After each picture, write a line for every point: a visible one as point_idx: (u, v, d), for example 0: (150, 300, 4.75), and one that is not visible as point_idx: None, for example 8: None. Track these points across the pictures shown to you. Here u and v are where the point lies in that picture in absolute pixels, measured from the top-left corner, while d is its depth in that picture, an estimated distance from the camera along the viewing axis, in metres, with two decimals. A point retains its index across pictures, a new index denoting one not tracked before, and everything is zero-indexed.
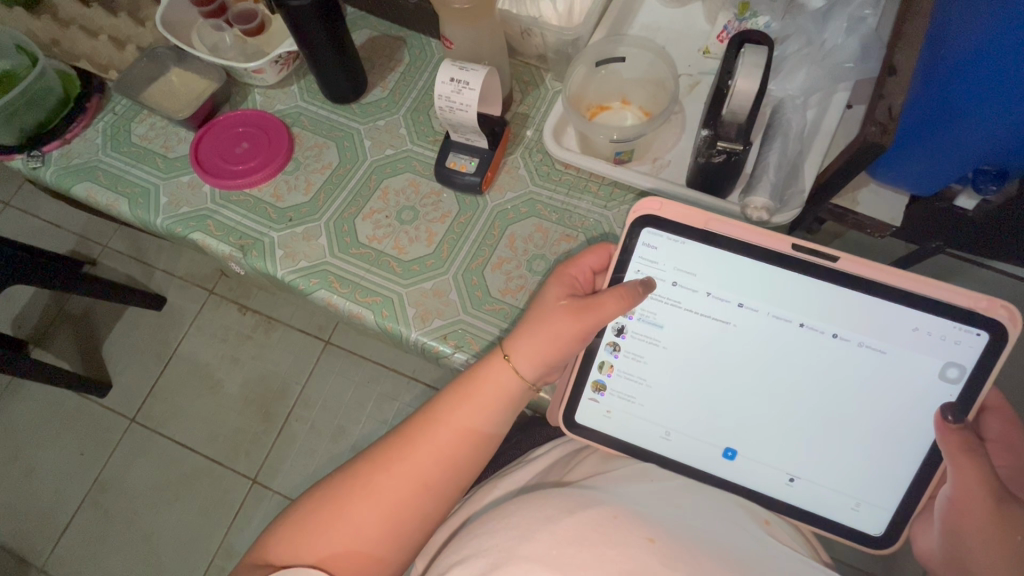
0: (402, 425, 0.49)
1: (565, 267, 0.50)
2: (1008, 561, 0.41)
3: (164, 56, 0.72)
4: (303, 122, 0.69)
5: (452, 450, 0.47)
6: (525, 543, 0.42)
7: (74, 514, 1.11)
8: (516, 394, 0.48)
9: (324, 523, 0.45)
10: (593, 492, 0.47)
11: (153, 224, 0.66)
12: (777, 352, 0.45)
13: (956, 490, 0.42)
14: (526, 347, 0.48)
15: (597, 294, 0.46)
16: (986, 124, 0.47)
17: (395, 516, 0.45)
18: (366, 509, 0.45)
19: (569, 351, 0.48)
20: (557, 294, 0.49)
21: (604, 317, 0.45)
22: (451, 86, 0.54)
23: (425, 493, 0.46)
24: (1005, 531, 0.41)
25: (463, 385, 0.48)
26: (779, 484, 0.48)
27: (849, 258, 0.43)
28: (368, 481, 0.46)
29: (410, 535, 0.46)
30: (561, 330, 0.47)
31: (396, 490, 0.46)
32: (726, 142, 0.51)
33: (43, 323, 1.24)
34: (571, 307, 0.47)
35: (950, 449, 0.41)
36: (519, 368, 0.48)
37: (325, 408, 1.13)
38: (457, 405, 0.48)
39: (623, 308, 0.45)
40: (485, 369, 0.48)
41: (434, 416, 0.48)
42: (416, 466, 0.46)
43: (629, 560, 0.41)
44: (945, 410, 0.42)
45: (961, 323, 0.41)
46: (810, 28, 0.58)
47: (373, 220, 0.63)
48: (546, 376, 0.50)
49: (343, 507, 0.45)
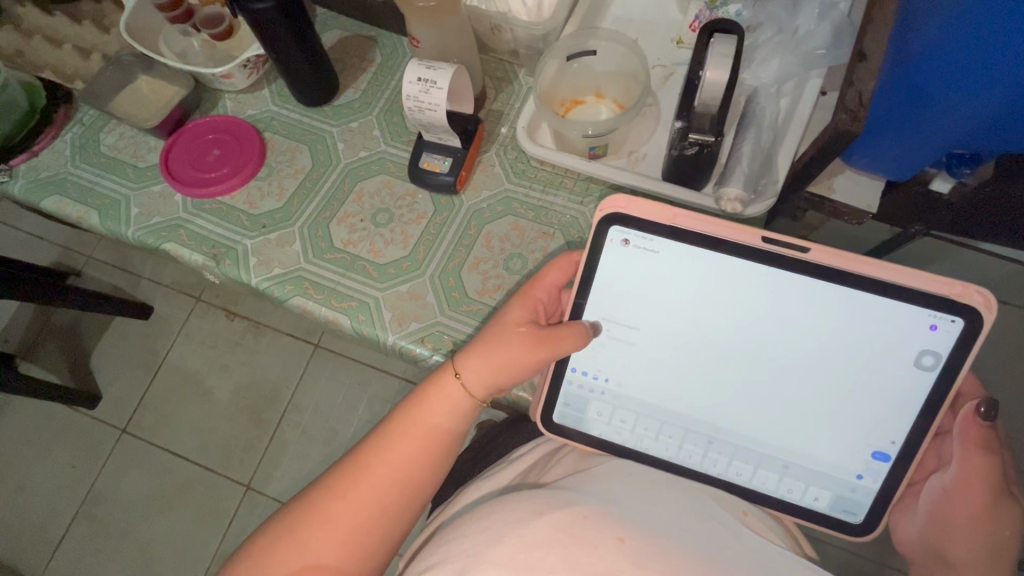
0: (359, 444, 0.48)
1: (529, 287, 0.50)
2: (990, 556, 0.43)
3: (130, 63, 0.71)
4: (275, 127, 0.68)
5: (409, 468, 0.47)
6: (494, 547, 0.40)
7: (67, 529, 1.10)
8: (464, 409, 0.49)
9: (280, 550, 0.44)
10: (565, 492, 0.45)
11: (125, 236, 0.65)
12: (752, 345, 0.45)
13: (953, 482, 0.45)
14: (476, 366, 0.47)
15: (556, 326, 0.46)
16: (965, 104, 0.46)
17: (353, 541, 0.45)
18: (322, 537, 0.44)
19: (521, 375, 0.48)
20: (519, 317, 0.48)
21: (559, 350, 0.45)
22: (418, 86, 0.53)
23: (384, 517, 0.46)
24: (993, 525, 0.43)
25: (417, 401, 0.49)
26: (757, 478, 0.48)
27: (820, 248, 0.42)
28: (324, 508, 0.45)
29: (369, 559, 0.45)
30: (516, 356, 0.47)
31: (352, 515, 0.45)
32: (698, 134, 0.50)
33: (27, 336, 1.22)
34: (528, 334, 0.46)
35: (965, 442, 0.44)
36: (468, 385, 0.48)
37: (316, 412, 1.13)
38: (411, 425, 0.48)
39: (580, 344, 0.46)
40: (436, 385, 0.49)
41: (386, 435, 0.48)
42: (373, 487, 0.46)
43: (600, 562, 0.39)
44: (980, 405, 0.44)
45: (935, 310, 0.41)
46: (781, 16, 0.57)
47: (348, 224, 0.62)
48: (498, 394, 0.50)
49: (297, 534, 0.44)
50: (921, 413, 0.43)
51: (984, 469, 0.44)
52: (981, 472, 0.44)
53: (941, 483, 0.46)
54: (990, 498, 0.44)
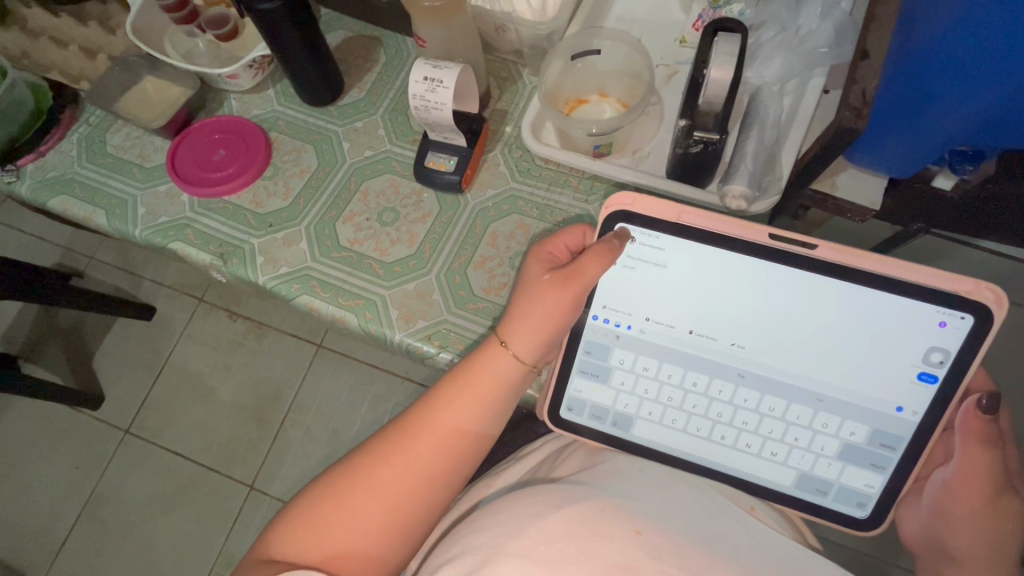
0: (403, 414, 0.49)
1: (544, 244, 0.50)
2: (988, 548, 0.44)
3: (137, 64, 0.71)
4: (280, 127, 0.69)
5: (448, 445, 0.47)
6: (514, 538, 0.41)
7: (71, 529, 1.10)
8: (515, 378, 0.48)
9: (328, 514, 0.45)
10: (580, 486, 0.46)
11: (132, 235, 0.65)
12: (761, 341, 0.45)
13: (954, 478, 0.45)
14: (522, 330, 0.47)
15: (578, 259, 0.45)
16: (966, 103, 0.46)
17: (400, 508, 0.46)
18: (368, 505, 0.45)
19: (561, 328, 0.47)
20: (540, 271, 0.48)
21: (589, 278, 0.45)
22: (425, 85, 0.53)
23: (428, 487, 0.46)
24: (994, 520, 0.44)
25: (465, 374, 0.48)
26: (765, 475, 0.48)
27: (828, 245, 0.43)
28: (368, 477, 0.46)
29: (411, 529, 0.46)
30: (554, 304, 0.46)
31: (399, 485, 0.45)
32: (703, 132, 0.50)
33: (30, 337, 1.22)
34: (554, 278, 0.46)
35: (966, 435, 0.44)
36: (517, 352, 0.47)
37: (320, 411, 1.13)
38: (460, 395, 0.47)
39: (607, 264, 0.44)
40: (484, 357, 0.48)
41: (425, 412, 0.47)
42: (418, 458, 0.46)
43: (618, 553, 0.40)
44: (981, 397, 0.43)
45: (944, 307, 0.41)
46: (784, 15, 0.58)
47: (354, 223, 0.63)
48: (546, 356, 0.49)
49: (345, 500, 0.45)
50: (929, 408, 0.43)
51: (986, 464, 0.44)
52: (983, 468, 0.44)
53: (943, 476, 0.46)
54: (990, 493, 0.44)
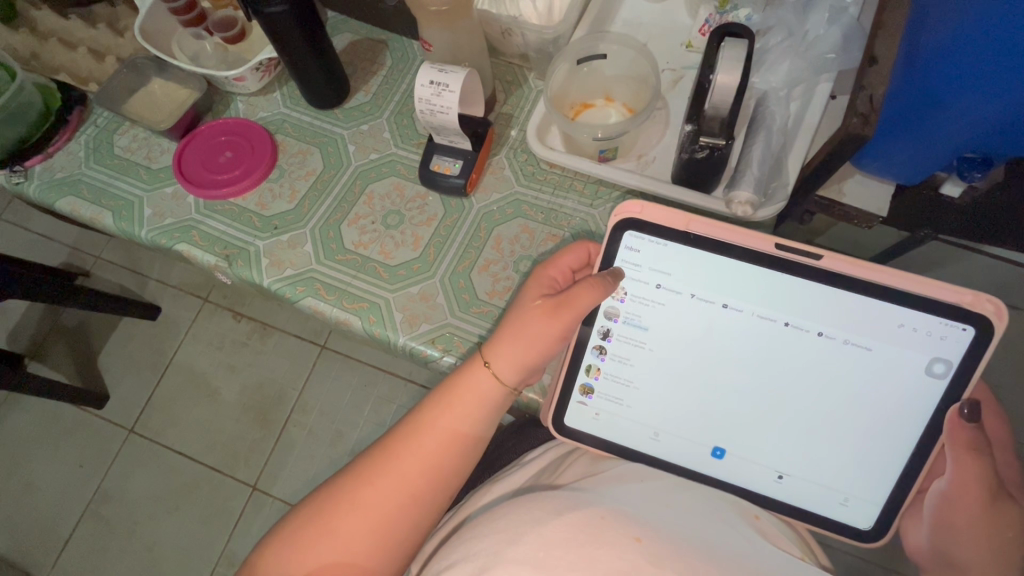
0: (389, 434, 0.49)
1: (544, 268, 0.50)
2: (993, 559, 0.43)
3: (144, 66, 0.72)
4: (286, 129, 0.69)
5: (437, 458, 0.47)
6: (513, 545, 0.41)
7: (74, 528, 1.11)
8: (498, 398, 0.48)
9: (312, 536, 0.45)
10: (581, 493, 0.45)
11: (138, 236, 0.66)
12: (763, 351, 0.45)
13: (950, 487, 0.44)
14: (504, 351, 0.47)
15: (571, 288, 0.45)
16: (975, 110, 0.46)
17: (383, 528, 0.45)
18: (351, 525, 0.45)
19: (547, 353, 0.47)
20: (537, 296, 0.48)
21: (580, 310, 0.45)
22: (431, 89, 0.54)
23: (412, 507, 0.46)
24: (995, 528, 0.43)
25: (448, 392, 0.48)
26: (767, 483, 0.48)
27: (833, 256, 0.42)
28: (352, 498, 0.46)
29: (397, 550, 0.46)
30: (540, 331, 0.46)
31: (382, 504, 0.46)
32: (709, 137, 0.50)
33: (36, 336, 1.23)
34: (548, 305, 0.46)
35: (957, 448, 0.42)
36: (499, 372, 0.47)
37: (323, 412, 1.13)
38: (442, 413, 0.48)
39: (598, 296, 0.45)
40: (467, 376, 0.48)
41: (417, 428, 0.48)
42: (401, 477, 0.46)
43: (619, 560, 0.40)
44: (962, 404, 0.41)
45: (947, 319, 0.41)
46: (792, 20, 0.58)
47: (358, 225, 0.63)
48: (529, 378, 0.49)
49: (328, 521, 0.45)
50: (935, 420, 0.43)
51: (980, 471, 0.43)
52: (978, 476, 0.43)
53: (940, 487, 0.45)
54: (988, 501, 0.43)
